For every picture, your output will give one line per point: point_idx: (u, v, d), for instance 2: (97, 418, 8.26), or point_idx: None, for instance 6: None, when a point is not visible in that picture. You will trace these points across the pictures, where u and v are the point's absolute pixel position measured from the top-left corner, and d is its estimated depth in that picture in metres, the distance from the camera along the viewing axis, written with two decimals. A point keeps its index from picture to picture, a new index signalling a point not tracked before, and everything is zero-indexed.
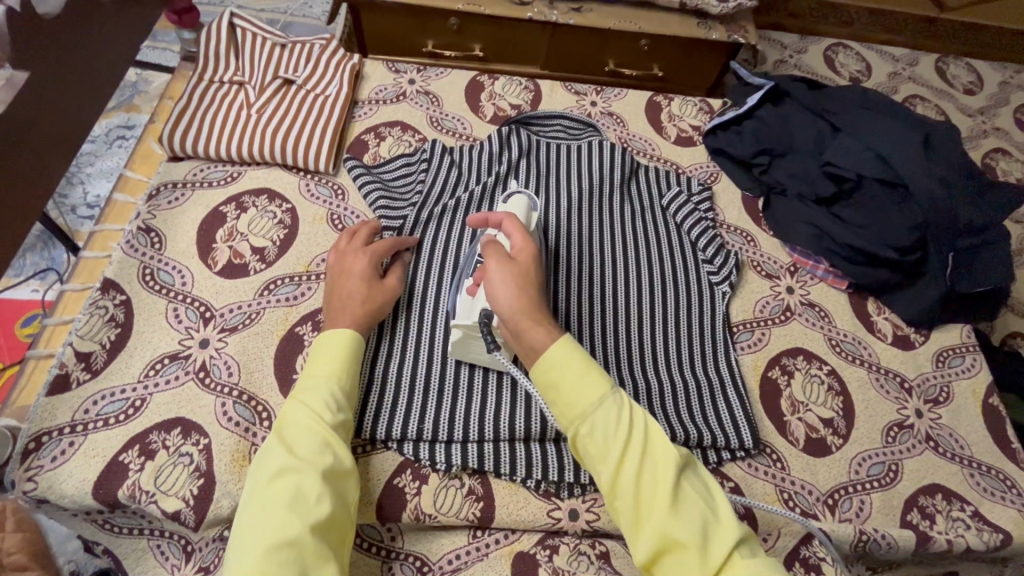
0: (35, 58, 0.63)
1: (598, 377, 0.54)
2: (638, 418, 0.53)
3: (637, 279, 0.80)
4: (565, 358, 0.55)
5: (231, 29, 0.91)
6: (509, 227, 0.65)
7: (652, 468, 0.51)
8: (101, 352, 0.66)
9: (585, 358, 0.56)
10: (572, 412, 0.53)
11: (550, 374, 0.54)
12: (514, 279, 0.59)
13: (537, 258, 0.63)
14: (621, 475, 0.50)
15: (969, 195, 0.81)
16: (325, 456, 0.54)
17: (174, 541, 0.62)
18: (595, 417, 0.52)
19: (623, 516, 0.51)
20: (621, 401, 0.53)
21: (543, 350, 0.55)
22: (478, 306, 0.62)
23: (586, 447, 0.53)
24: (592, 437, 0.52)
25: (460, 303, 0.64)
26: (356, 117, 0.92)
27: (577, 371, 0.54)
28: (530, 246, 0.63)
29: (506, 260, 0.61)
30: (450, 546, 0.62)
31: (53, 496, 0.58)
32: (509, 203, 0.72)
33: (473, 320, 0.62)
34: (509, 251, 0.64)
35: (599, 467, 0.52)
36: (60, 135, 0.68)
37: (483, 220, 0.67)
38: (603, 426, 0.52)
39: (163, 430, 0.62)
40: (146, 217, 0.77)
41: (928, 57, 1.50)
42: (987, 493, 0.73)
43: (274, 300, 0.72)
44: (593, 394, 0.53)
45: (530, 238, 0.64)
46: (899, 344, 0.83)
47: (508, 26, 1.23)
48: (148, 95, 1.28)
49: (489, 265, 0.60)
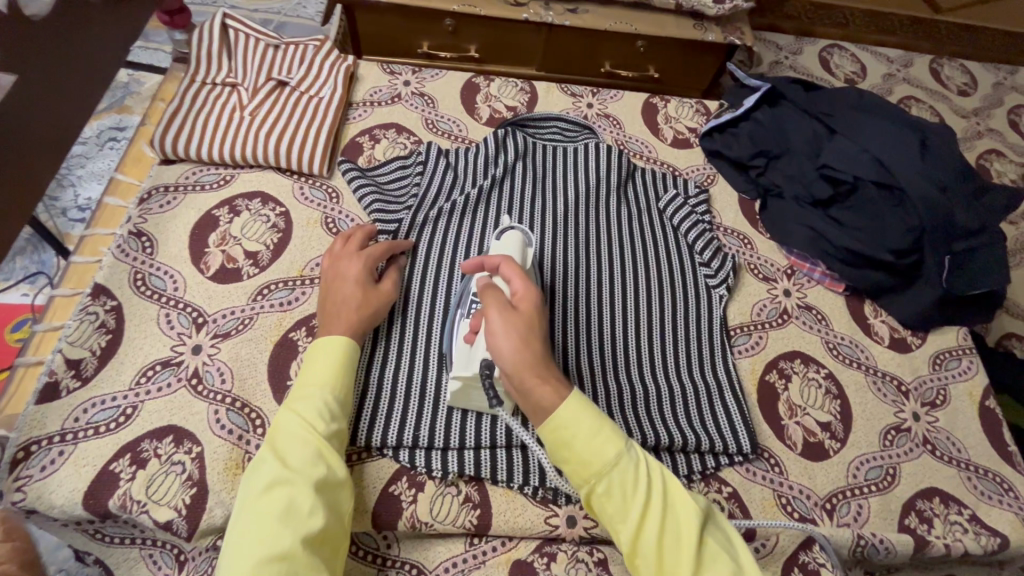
0: (22, 61, 0.62)
1: (611, 433, 0.54)
2: (654, 474, 0.53)
3: (627, 285, 0.79)
4: (578, 415, 0.54)
5: (223, 31, 0.90)
6: (507, 272, 0.61)
7: (673, 525, 0.51)
8: (91, 359, 0.65)
9: (596, 413, 0.55)
10: (587, 472, 0.53)
11: (562, 432, 0.54)
12: (517, 330, 0.56)
13: (540, 305, 0.60)
14: (643, 535, 0.50)
15: (965, 197, 0.81)
16: (317, 467, 0.53)
17: (167, 551, 0.61)
18: (611, 476, 0.52)
19: (646, 574, 0.51)
20: (635, 458, 0.53)
21: (553, 409, 0.54)
22: (478, 356, 0.60)
23: (603, 506, 0.53)
24: (608, 496, 0.52)
25: (458, 352, 0.62)
26: (350, 119, 0.91)
27: (589, 429, 0.53)
28: (532, 293, 0.60)
29: (508, 310, 0.58)
30: (446, 554, 0.62)
31: (42, 507, 0.57)
32: (503, 240, 0.68)
33: (473, 370, 0.60)
34: (509, 297, 0.61)
35: (619, 527, 0.52)
36: (49, 140, 0.67)
37: (479, 264, 0.64)
38: (620, 485, 0.52)
39: (155, 438, 0.61)
40: (137, 222, 0.76)
41: (922, 58, 1.50)
42: (984, 496, 0.73)
43: (268, 305, 0.72)
44: (609, 453, 0.52)
45: (531, 283, 0.61)
46: (896, 347, 0.83)
47: (504, 27, 1.22)
48: (140, 96, 1.27)
49: (488, 315, 0.57)
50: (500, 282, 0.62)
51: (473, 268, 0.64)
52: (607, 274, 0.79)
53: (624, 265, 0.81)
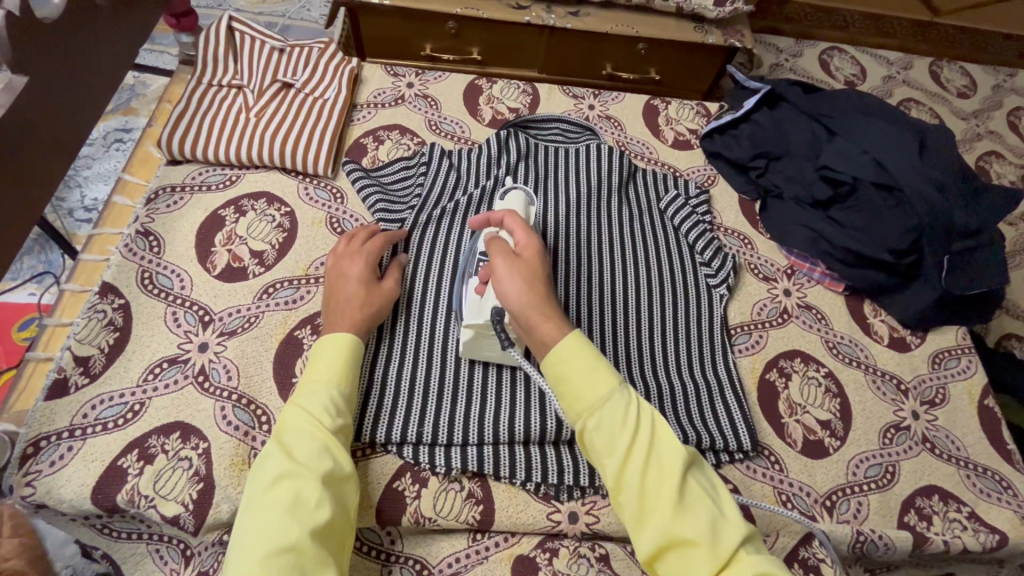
0: (34, 62, 0.63)
1: (606, 372, 0.55)
2: (645, 414, 0.53)
3: (611, 278, 0.80)
4: (575, 352, 0.56)
5: (229, 33, 0.91)
6: (512, 224, 0.66)
7: (658, 464, 0.51)
8: (99, 356, 0.66)
9: (593, 352, 0.56)
10: (579, 406, 0.54)
11: (559, 366, 0.55)
12: (522, 274, 0.60)
13: (543, 254, 0.63)
14: (627, 470, 0.51)
15: (962, 198, 0.82)
16: (324, 461, 0.54)
17: (174, 546, 0.62)
18: (602, 412, 0.52)
19: (627, 510, 0.51)
20: (628, 397, 0.54)
21: (554, 345, 0.57)
22: (488, 305, 0.63)
23: (592, 441, 0.53)
24: (598, 431, 0.52)
25: (469, 303, 0.65)
26: (355, 120, 0.92)
27: (586, 367, 0.55)
28: (534, 243, 0.63)
29: (512, 258, 0.62)
30: (449, 549, 0.62)
31: (52, 502, 0.58)
32: (506, 200, 0.75)
33: (484, 318, 0.63)
34: (513, 248, 0.65)
35: (605, 461, 0.52)
36: (59, 140, 0.68)
37: (485, 220, 0.68)
38: (610, 420, 0.52)
39: (161, 435, 0.62)
40: (144, 221, 0.77)
41: (922, 60, 1.51)
42: (983, 494, 0.73)
43: (273, 303, 0.72)
44: (602, 389, 0.53)
45: (534, 235, 0.65)
46: (896, 346, 0.84)
47: (506, 30, 1.23)
48: (146, 98, 1.28)
49: (495, 263, 0.62)
50: (505, 235, 0.67)
51: (479, 224, 0.68)
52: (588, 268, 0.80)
53: (611, 260, 0.82)
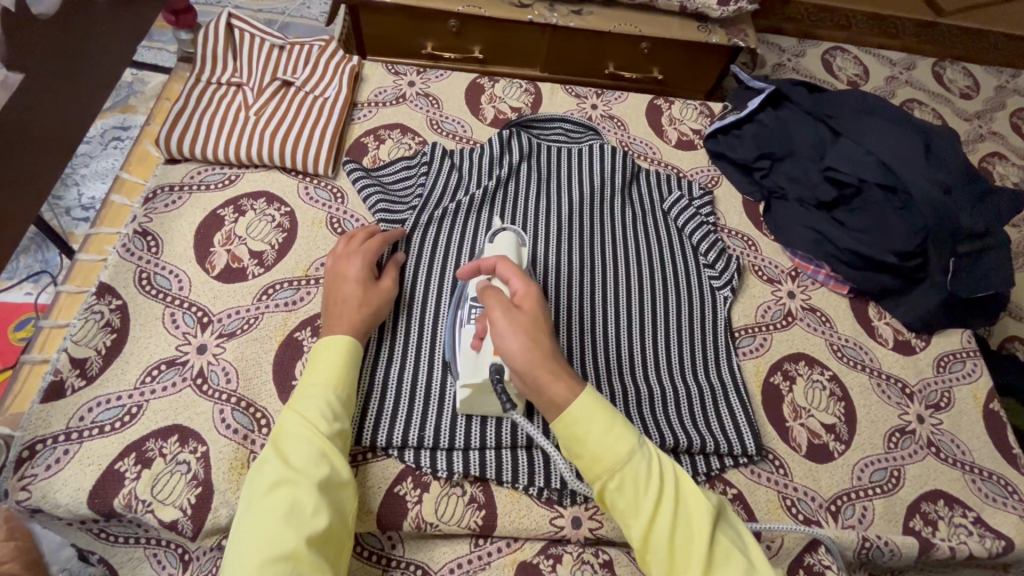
0: (28, 59, 0.62)
1: (623, 429, 0.53)
2: (667, 470, 0.53)
3: (608, 283, 0.79)
4: (590, 411, 0.53)
5: (228, 31, 0.90)
6: (505, 271, 0.62)
7: (685, 522, 0.50)
8: (96, 358, 0.65)
9: (608, 407, 0.54)
10: (598, 467, 0.52)
11: (574, 428, 0.53)
12: (524, 327, 0.56)
13: (542, 301, 0.60)
14: (654, 530, 0.50)
15: (968, 200, 0.81)
16: (321, 467, 0.53)
17: (171, 550, 0.61)
18: (624, 473, 0.51)
19: (656, 568, 0.51)
20: (648, 454, 0.53)
21: (566, 405, 0.53)
22: (486, 362, 0.60)
23: (614, 500, 0.52)
24: (621, 492, 0.52)
25: (464, 359, 0.62)
26: (355, 119, 0.91)
27: (603, 426, 0.52)
28: (532, 292, 0.60)
29: (512, 309, 0.58)
30: (451, 554, 0.61)
31: (48, 506, 0.57)
32: (496, 242, 0.69)
33: (482, 377, 0.60)
34: (510, 297, 0.61)
35: (630, 521, 0.52)
36: (55, 138, 0.67)
37: (474, 269, 0.64)
38: (633, 481, 0.51)
39: (160, 437, 0.61)
40: (142, 221, 0.76)
41: (925, 61, 1.50)
42: (989, 499, 0.73)
43: (273, 304, 0.72)
44: (621, 450, 0.52)
45: (530, 281, 0.61)
46: (900, 349, 0.83)
47: (508, 28, 1.22)
48: (144, 96, 1.27)
49: (493, 315, 0.57)
50: (498, 282, 0.63)
51: (470, 272, 0.64)
52: (584, 270, 0.79)
53: (611, 264, 0.81)
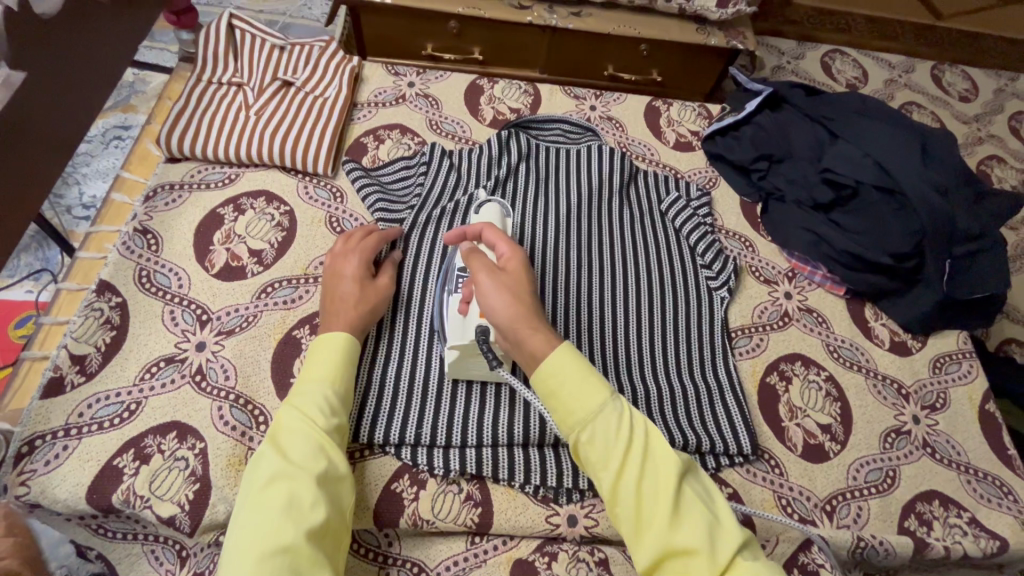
0: (30, 58, 0.63)
1: (597, 384, 0.54)
2: (637, 424, 0.53)
3: (604, 282, 0.79)
4: (565, 365, 0.55)
5: (229, 31, 0.91)
6: (491, 236, 0.64)
7: (652, 473, 0.50)
8: (96, 355, 0.65)
9: (583, 364, 0.56)
10: (571, 420, 0.53)
11: (549, 380, 0.54)
12: (506, 286, 0.59)
13: (527, 264, 0.62)
14: (622, 481, 0.50)
15: (964, 202, 0.82)
16: (318, 461, 0.53)
17: (169, 547, 0.61)
18: (596, 425, 0.52)
19: (623, 521, 0.50)
20: (621, 408, 0.53)
21: (544, 357, 0.55)
22: (472, 324, 0.62)
23: (586, 454, 0.53)
24: (592, 444, 0.52)
25: (452, 323, 0.64)
26: (355, 119, 0.92)
27: (577, 377, 0.54)
28: (518, 254, 0.62)
29: (495, 271, 0.60)
30: (447, 552, 0.62)
31: (47, 501, 0.57)
32: (482, 213, 0.75)
33: (469, 338, 0.62)
34: (496, 261, 0.63)
35: (599, 474, 0.52)
36: (56, 137, 0.68)
37: (460, 234, 0.66)
38: (603, 433, 0.52)
39: (158, 434, 0.61)
40: (143, 219, 0.76)
41: (924, 64, 1.51)
42: (984, 500, 0.73)
43: (272, 302, 0.72)
44: (593, 402, 0.53)
45: (516, 246, 0.63)
46: (896, 350, 0.83)
47: (508, 29, 1.23)
48: (145, 95, 1.27)
49: (477, 278, 0.60)
50: (486, 249, 0.65)
51: (456, 238, 0.66)
52: (580, 270, 0.79)
53: (607, 262, 0.81)
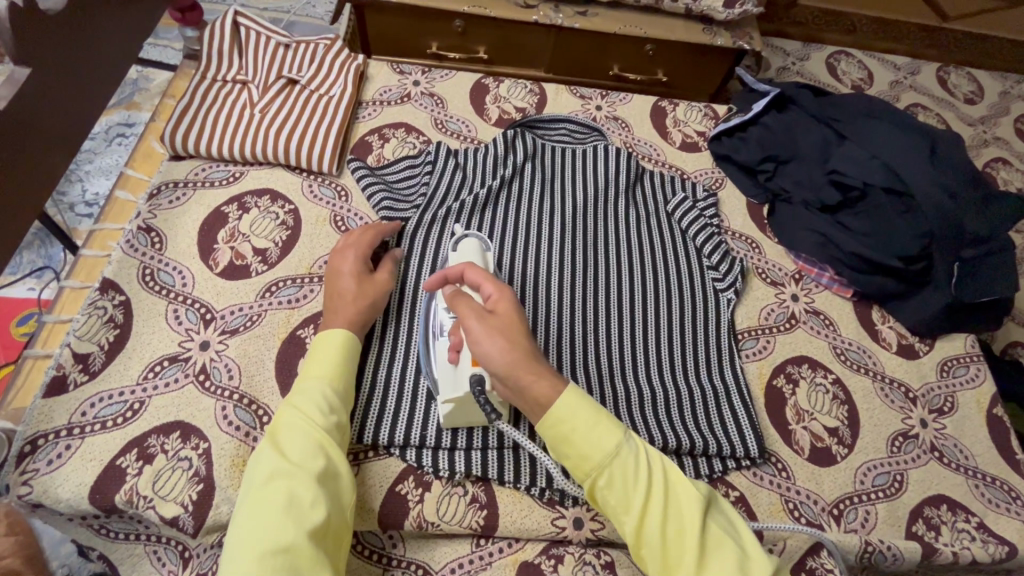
0: (36, 54, 0.62)
1: (609, 424, 0.53)
2: (654, 462, 0.52)
3: (611, 285, 0.79)
4: (575, 407, 0.53)
5: (234, 29, 0.91)
6: (474, 277, 0.61)
7: (675, 512, 0.50)
8: (99, 353, 0.65)
9: (593, 403, 0.54)
10: (587, 465, 0.52)
11: (562, 425, 0.53)
12: (499, 331, 0.56)
13: (516, 302, 0.59)
14: (646, 524, 0.50)
15: (972, 205, 0.81)
16: (316, 460, 0.53)
17: (172, 547, 0.61)
18: (611, 469, 0.51)
19: (651, 564, 0.50)
20: (635, 447, 0.52)
21: (551, 403, 0.53)
22: (465, 375, 0.59)
23: (606, 498, 0.52)
24: (610, 489, 0.51)
25: (443, 374, 0.61)
26: (360, 118, 0.91)
27: (588, 419, 0.53)
28: (506, 293, 0.59)
29: (485, 317, 0.58)
30: (453, 554, 0.61)
31: (49, 501, 0.57)
32: (461, 250, 0.69)
33: (462, 391, 0.59)
34: (483, 302, 0.61)
35: (622, 518, 0.51)
36: (61, 135, 0.67)
37: (442, 279, 0.63)
38: (621, 477, 0.51)
39: (161, 433, 0.61)
40: (146, 217, 0.76)
41: (929, 65, 1.50)
42: (992, 505, 0.72)
43: (276, 302, 0.72)
44: (608, 445, 0.52)
45: (501, 284, 0.61)
46: (904, 353, 0.83)
47: (513, 29, 1.23)
48: (148, 92, 1.27)
49: (468, 324, 0.57)
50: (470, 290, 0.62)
51: (438, 283, 0.63)
52: (585, 272, 0.79)
53: (613, 265, 0.81)
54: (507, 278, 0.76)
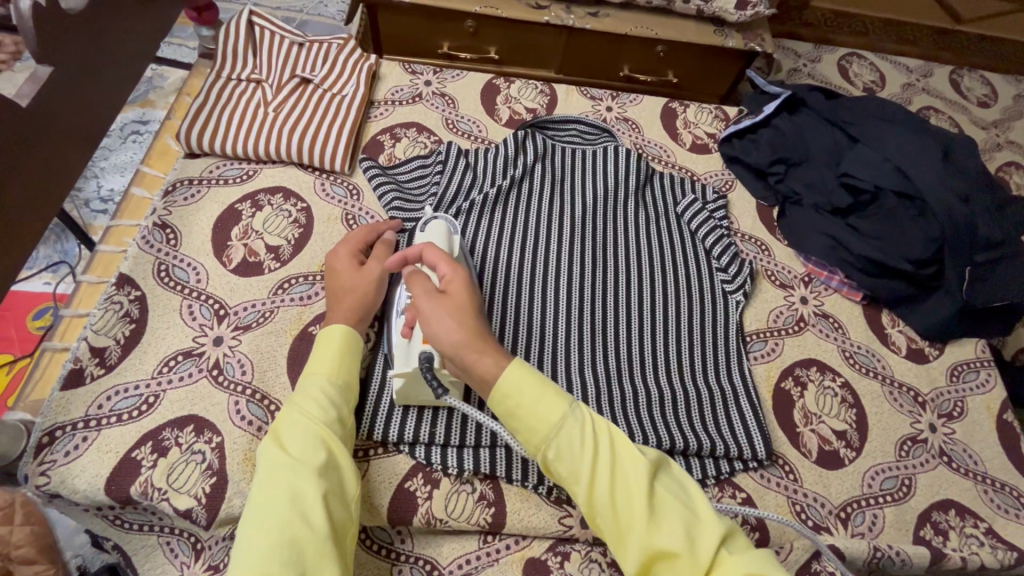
0: (58, 54, 0.64)
1: (554, 395, 0.54)
2: (602, 432, 0.53)
3: (617, 282, 0.79)
4: (519, 380, 0.54)
5: (249, 28, 0.92)
6: (433, 257, 0.62)
7: (623, 482, 0.50)
8: (115, 347, 0.66)
9: (537, 375, 0.55)
10: (535, 438, 0.53)
11: (507, 400, 0.53)
12: (449, 312, 0.57)
13: (470, 282, 0.60)
14: (595, 493, 0.50)
15: (985, 209, 0.81)
16: (318, 454, 0.53)
17: (185, 539, 0.62)
18: (559, 441, 0.52)
19: (605, 532, 0.51)
20: (581, 417, 0.53)
21: (494, 380, 0.54)
22: (416, 351, 0.60)
23: (557, 469, 0.53)
24: (560, 460, 0.52)
25: (398, 348, 0.62)
26: (372, 117, 0.92)
27: (532, 393, 0.53)
28: (459, 275, 0.60)
29: (436, 295, 0.59)
30: (461, 550, 0.62)
31: (67, 491, 0.58)
32: (427, 232, 0.70)
33: (412, 366, 0.59)
34: (440, 283, 0.61)
35: (574, 489, 0.52)
36: (81, 132, 0.68)
37: (402, 259, 0.64)
38: (568, 448, 0.51)
39: (176, 427, 0.62)
40: (162, 214, 0.77)
41: (943, 68, 1.49)
42: (1001, 510, 0.72)
43: (288, 299, 0.72)
44: (553, 417, 0.52)
45: (458, 265, 0.61)
46: (913, 357, 0.83)
47: (524, 29, 1.23)
48: (163, 90, 1.28)
49: (419, 305, 0.58)
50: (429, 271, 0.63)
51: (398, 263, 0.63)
52: (594, 273, 0.79)
53: (622, 265, 0.81)
54: (515, 274, 0.77)
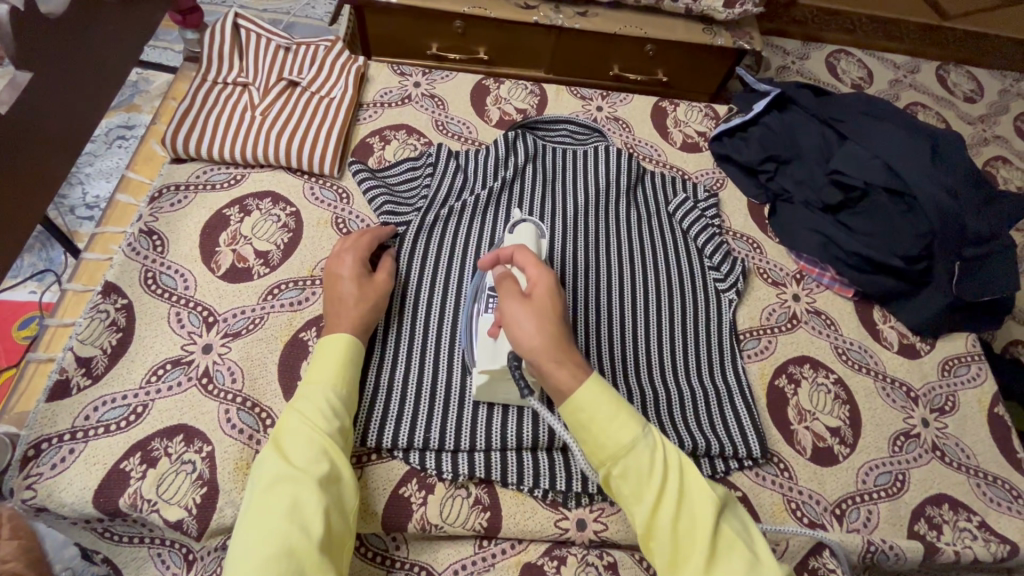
0: (36, 58, 0.62)
1: (628, 417, 0.54)
2: (671, 459, 0.53)
3: (612, 285, 0.79)
4: (595, 396, 0.54)
5: (234, 31, 0.90)
6: (522, 259, 0.62)
7: (688, 513, 0.50)
8: (101, 357, 0.65)
9: (613, 394, 0.55)
10: (603, 453, 0.53)
11: (581, 413, 0.54)
12: (534, 314, 0.57)
13: (556, 287, 0.59)
14: (658, 516, 0.50)
15: (973, 203, 0.82)
16: (320, 464, 0.53)
17: (176, 550, 0.61)
18: (627, 460, 0.52)
19: (659, 557, 0.50)
20: (652, 442, 0.53)
21: (572, 391, 0.54)
22: (503, 350, 0.61)
23: (619, 486, 0.53)
24: (624, 478, 0.52)
25: (482, 347, 0.63)
26: (361, 120, 0.91)
27: (607, 413, 0.53)
28: (546, 277, 0.59)
29: (523, 299, 0.58)
30: (456, 555, 0.61)
31: (53, 505, 0.57)
32: (516, 233, 0.72)
33: (500, 363, 0.61)
34: (526, 285, 0.61)
35: (633, 507, 0.52)
36: (62, 137, 0.67)
37: (493, 259, 0.64)
38: (636, 469, 0.51)
39: (165, 437, 0.61)
40: (148, 220, 0.76)
41: (929, 64, 1.50)
42: (993, 503, 0.72)
43: (278, 304, 0.72)
44: (625, 436, 0.52)
45: (546, 267, 0.61)
46: (905, 352, 0.83)
47: (513, 30, 1.22)
48: (148, 95, 1.27)
49: (506, 306, 0.58)
50: (517, 273, 0.63)
51: (489, 263, 0.64)
52: (588, 275, 0.78)
53: (617, 268, 0.80)
54: None
